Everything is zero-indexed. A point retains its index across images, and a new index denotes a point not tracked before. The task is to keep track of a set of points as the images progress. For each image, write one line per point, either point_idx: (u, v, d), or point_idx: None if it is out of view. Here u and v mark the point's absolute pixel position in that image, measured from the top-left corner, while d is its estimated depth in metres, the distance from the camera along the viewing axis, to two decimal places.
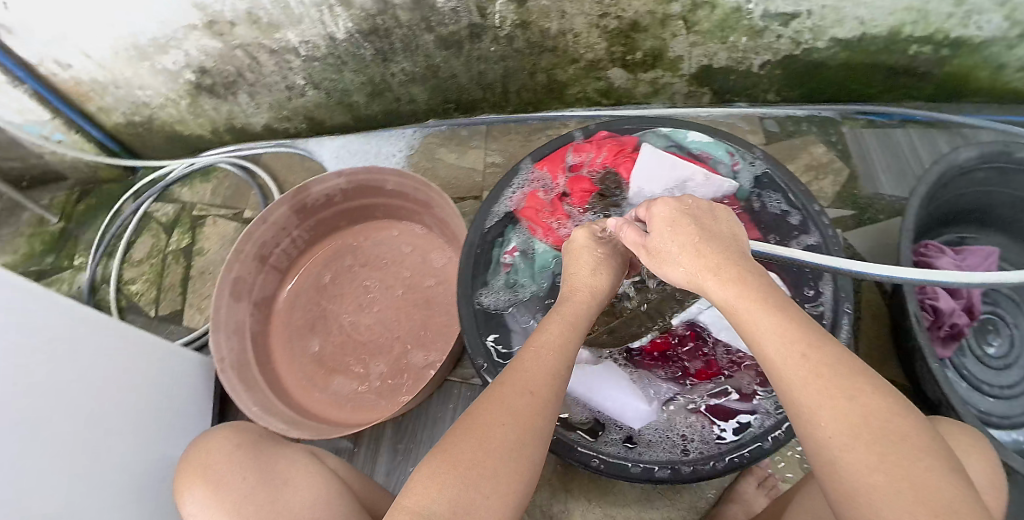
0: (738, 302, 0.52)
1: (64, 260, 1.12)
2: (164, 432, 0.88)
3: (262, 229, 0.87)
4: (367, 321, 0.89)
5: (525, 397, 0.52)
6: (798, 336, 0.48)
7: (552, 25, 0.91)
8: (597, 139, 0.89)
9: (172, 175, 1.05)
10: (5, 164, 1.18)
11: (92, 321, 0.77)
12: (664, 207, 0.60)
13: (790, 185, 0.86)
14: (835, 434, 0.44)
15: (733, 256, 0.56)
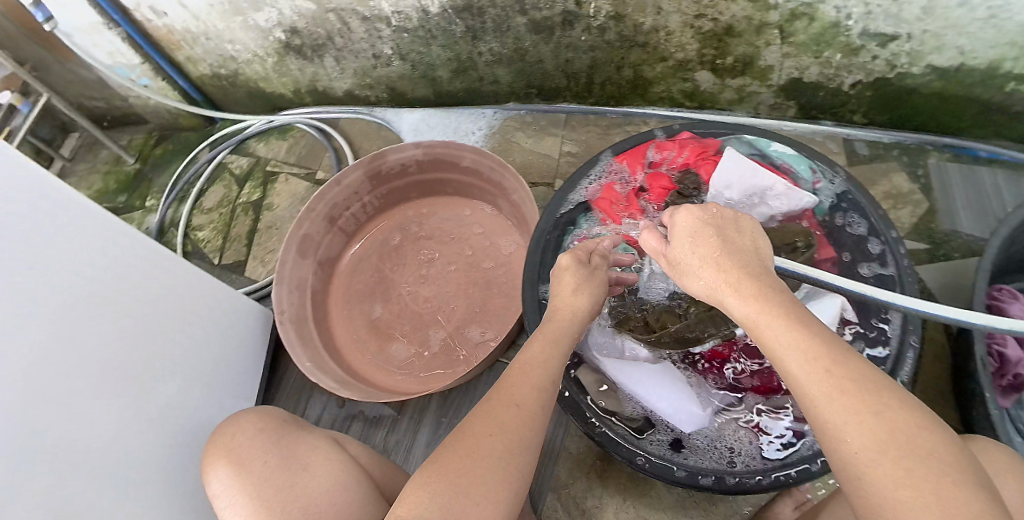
0: (760, 318, 0.51)
1: (136, 200, 1.21)
2: (220, 375, 0.91)
3: (335, 190, 0.88)
4: (425, 291, 0.89)
5: (512, 409, 0.53)
6: (821, 352, 0.47)
7: (646, 21, 0.90)
8: (680, 138, 0.88)
9: (251, 130, 1.11)
10: (91, 103, 1.31)
11: (107, 305, 0.72)
12: (686, 216, 0.59)
13: (871, 208, 0.83)
14: (862, 449, 0.43)
15: (754, 271, 0.54)
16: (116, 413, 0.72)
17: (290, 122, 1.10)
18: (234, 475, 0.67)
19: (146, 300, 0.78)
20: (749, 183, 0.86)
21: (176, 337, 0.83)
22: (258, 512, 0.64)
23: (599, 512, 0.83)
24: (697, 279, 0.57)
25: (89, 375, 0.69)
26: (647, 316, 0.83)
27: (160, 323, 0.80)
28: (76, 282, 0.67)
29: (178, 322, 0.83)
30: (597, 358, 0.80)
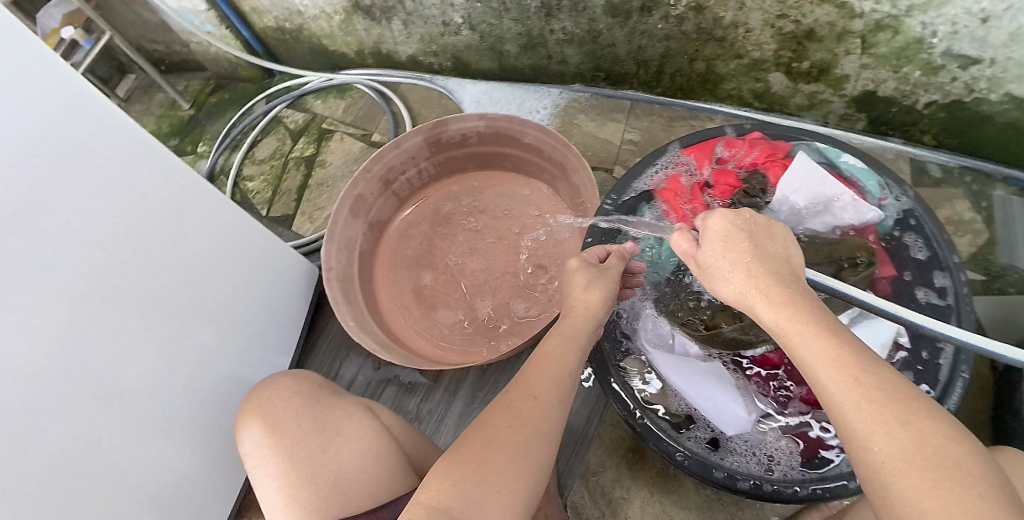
0: (789, 325, 0.52)
1: (188, 145, 1.28)
2: (259, 325, 0.92)
3: (394, 153, 0.87)
4: (474, 263, 0.88)
5: (529, 401, 0.56)
6: (851, 361, 0.47)
7: (727, 15, 0.89)
8: (750, 137, 0.87)
9: (310, 85, 1.19)
10: (152, 46, 1.34)
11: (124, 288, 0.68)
12: (719, 220, 0.60)
13: (937, 232, 0.79)
14: (890, 458, 0.43)
15: (785, 278, 0.55)
16: (141, 362, 0.71)
17: (351, 82, 1.18)
18: (267, 435, 0.69)
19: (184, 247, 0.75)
20: (817, 191, 0.84)
21: (217, 285, 0.82)
22: (288, 474, 0.66)
23: (625, 504, 0.82)
24: (725, 282, 0.59)
25: (99, 362, 0.66)
26: (702, 312, 0.82)
27: (198, 272, 0.78)
28: (105, 225, 0.64)
29: (219, 270, 0.82)
30: (644, 348, 0.79)
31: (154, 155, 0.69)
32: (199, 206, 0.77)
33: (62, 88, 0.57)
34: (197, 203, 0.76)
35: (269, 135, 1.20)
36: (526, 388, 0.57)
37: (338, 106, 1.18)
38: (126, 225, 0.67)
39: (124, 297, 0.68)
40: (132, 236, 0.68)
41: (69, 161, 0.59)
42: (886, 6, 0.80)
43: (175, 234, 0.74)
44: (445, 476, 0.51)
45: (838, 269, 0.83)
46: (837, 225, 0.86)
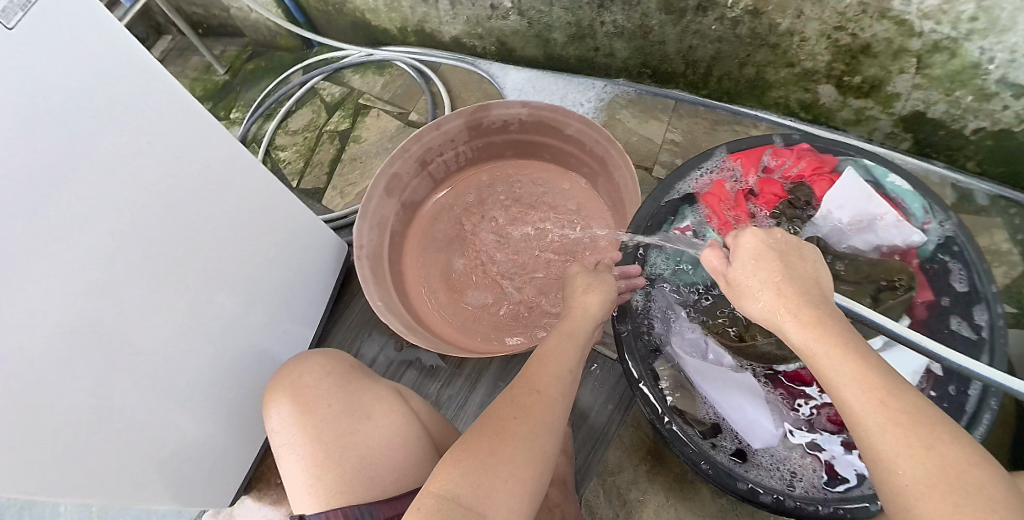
0: (819, 348, 0.50)
1: (222, 111, 1.30)
2: (280, 299, 0.92)
3: (434, 135, 0.87)
4: (506, 258, 0.91)
5: (533, 395, 0.58)
6: (879, 384, 0.47)
7: (783, 22, 0.87)
8: (798, 149, 0.85)
9: (350, 60, 1.24)
10: (191, 9, 1.34)
11: (132, 273, 0.64)
12: (751, 238, 0.57)
13: (977, 260, 0.77)
14: (914, 481, 0.44)
15: (816, 299, 0.53)
16: (162, 330, 0.70)
17: (390, 59, 1.22)
18: (295, 414, 0.68)
19: (215, 217, 0.74)
20: (862, 209, 0.82)
21: (244, 256, 0.81)
22: (315, 454, 0.65)
23: (640, 506, 0.82)
24: (755, 301, 0.56)
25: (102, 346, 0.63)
26: (739, 323, 0.78)
27: (225, 243, 0.76)
28: (136, 192, 0.62)
29: (246, 241, 0.80)
30: (677, 354, 0.78)
31: (190, 121, 0.65)
32: (233, 178, 0.74)
33: (102, 48, 0.53)
34: (231, 173, 0.74)
35: (304, 106, 1.25)
36: (531, 381, 0.59)
37: (377, 84, 1.23)
38: (156, 193, 0.64)
39: (146, 267, 0.66)
40: (160, 205, 0.65)
41: (79, 145, 0.54)
42: (946, 27, 0.78)
43: (205, 204, 0.71)
44: (455, 464, 0.53)
45: (876, 290, 0.80)
46: (879, 245, 0.84)
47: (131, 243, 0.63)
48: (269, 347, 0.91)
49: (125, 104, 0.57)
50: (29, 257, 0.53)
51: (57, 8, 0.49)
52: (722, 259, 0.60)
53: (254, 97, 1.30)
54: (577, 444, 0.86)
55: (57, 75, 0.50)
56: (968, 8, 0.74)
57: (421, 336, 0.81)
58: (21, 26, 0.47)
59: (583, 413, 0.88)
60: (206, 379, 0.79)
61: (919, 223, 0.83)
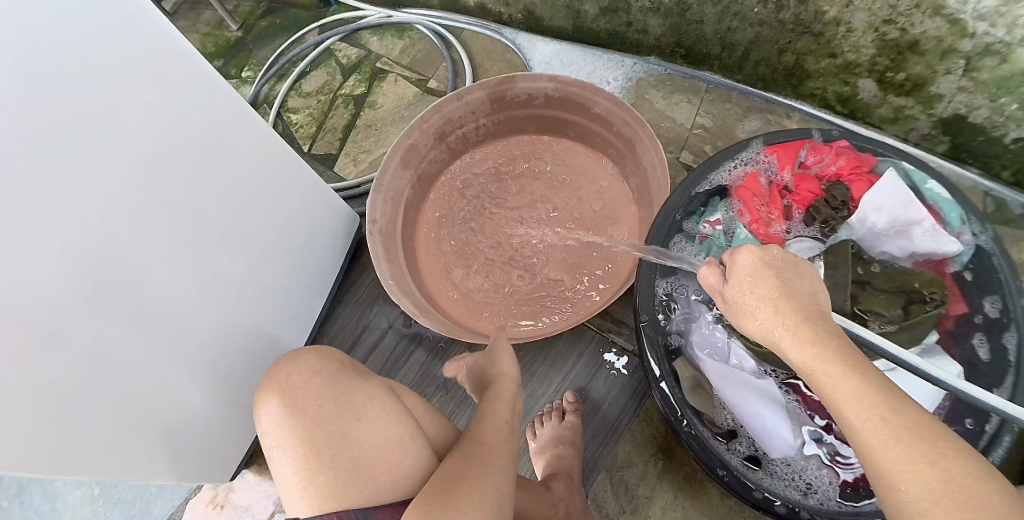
0: (816, 364, 0.46)
1: (234, 70, 1.25)
2: (293, 270, 0.89)
3: (456, 106, 0.84)
4: (522, 245, 0.88)
5: (478, 444, 0.60)
6: (880, 399, 0.43)
7: (831, 10, 0.83)
8: (837, 146, 0.81)
9: (368, 20, 1.19)
10: None
11: (126, 242, 0.60)
12: (748, 256, 0.52)
13: (1009, 275, 0.75)
14: (918, 497, 0.40)
15: (814, 317, 0.49)
16: (160, 300, 0.66)
17: (411, 23, 1.17)
18: (284, 415, 0.64)
19: (212, 176, 0.68)
20: (899, 214, 0.79)
21: (246, 221, 0.76)
22: (306, 457, 0.61)
23: (647, 503, 0.79)
24: (753, 319, 0.51)
25: (99, 316, 0.59)
26: None
27: (223, 207, 0.72)
28: (133, 150, 0.57)
29: (249, 206, 0.76)
30: (696, 355, 0.74)
31: (183, 65, 0.59)
32: (230, 131, 0.68)
33: None
34: (229, 126, 0.68)
35: (319, 68, 1.20)
36: (479, 434, 0.61)
37: (396, 48, 1.18)
38: (155, 150, 0.60)
39: (141, 230, 0.61)
40: (157, 164, 0.60)
41: (82, 105, 0.51)
42: (1000, 30, 0.74)
43: (201, 162, 0.66)
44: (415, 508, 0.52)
45: (907, 302, 0.77)
46: (914, 252, 0.80)
47: (128, 206, 0.59)
48: (271, 318, 0.88)
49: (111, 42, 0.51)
50: (23, 219, 0.49)
51: None
52: (719, 276, 0.55)
53: (267, 57, 1.26)
54: (588, 435, 0.83)
55: (62, 32, 0.47)
56: None
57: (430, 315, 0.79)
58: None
59: (595, 403, 0.85)
60: (212, 351, 0.77)
61: (952, 232, 0.79)
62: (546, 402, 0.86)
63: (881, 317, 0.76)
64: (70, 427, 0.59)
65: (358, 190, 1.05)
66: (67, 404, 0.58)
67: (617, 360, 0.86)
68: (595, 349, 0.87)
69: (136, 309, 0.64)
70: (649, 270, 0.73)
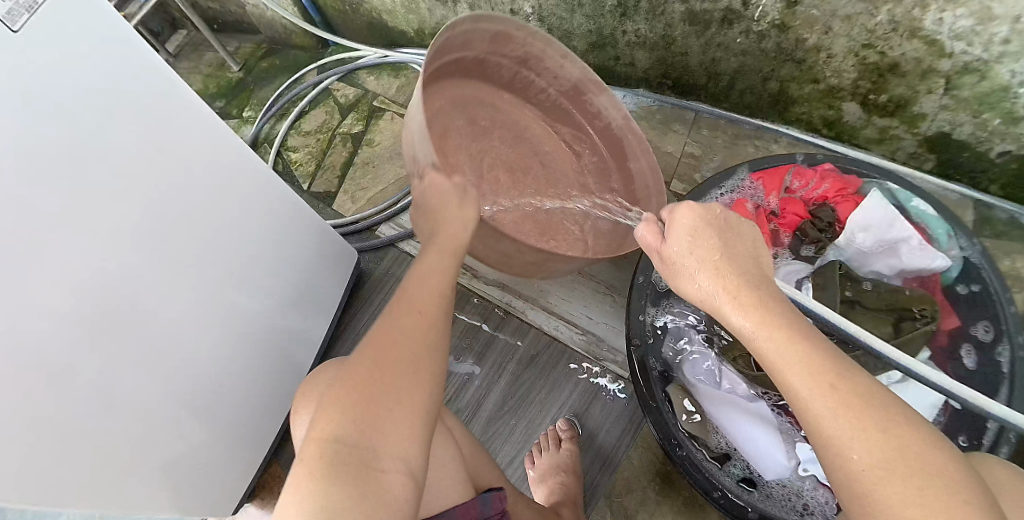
0: (759, 330, 0.48)
1: (234, 110, 1.31)
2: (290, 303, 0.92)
3: (549, 58, 0.81)
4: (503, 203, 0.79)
5: (412, 316, 0.53)
6: (825, 365, 0.45)
7: (811, 37, 0.86)
8: (822, 169, 0.85)
9: (364, 61, 1.22)
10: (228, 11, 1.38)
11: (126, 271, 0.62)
12: (687, 213, 0.55)
13: (998, 287, 0.76)
14: (869, 467, 0.41)
15: (753, 281, 0.52)
16: (164, 329, 0.69)
17: (407, 61, 1.20)
18: None
19: (208, 202, 0.72)
20: (883, 234, 0.82)
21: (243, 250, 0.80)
22: None
23: None
24: (693, 282, 0.54)
25: (95, 351, 0.60)
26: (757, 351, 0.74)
27: (212, 229, 0.74)
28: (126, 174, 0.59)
29: (243, 240, 0.80)
30: (689, 382, 0.76)
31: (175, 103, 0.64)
32: (224, 170, 0.74)
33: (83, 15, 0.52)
34: (229, 168, 0.75)
35: (317, 107, 1.25)
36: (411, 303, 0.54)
37: (393, 86, 1.23)
38: (149, 180, 0.63)
39: (144, 254, 0.64)
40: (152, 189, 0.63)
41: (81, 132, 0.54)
42: (977, 49, 0.76)
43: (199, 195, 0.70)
44: (336, 405, 0.47)
45: (898, 320, 0.78)
46: (903, 270, 0.82)
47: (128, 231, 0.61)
48: (269, 350, 0.90)
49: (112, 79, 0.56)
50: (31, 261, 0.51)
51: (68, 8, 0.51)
52: (658, 236, 0.57)
53: (268, 96, 1.31)
54: (586, 463, 0.85)
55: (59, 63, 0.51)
56: (1001, 29, 0.72)
57: (417, 132, 0.60)
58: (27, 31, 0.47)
59: (591, 432, 0.87)
60: (211, 382, 0.79)
61: (942, 248, 0.82)
62: (545, 429, 0.88)
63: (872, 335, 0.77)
64: (73, 464, 0.61)
65: (351, 225, 1.12)
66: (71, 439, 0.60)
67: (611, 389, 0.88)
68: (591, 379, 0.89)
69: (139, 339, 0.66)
70: (640, 297, 0.77)
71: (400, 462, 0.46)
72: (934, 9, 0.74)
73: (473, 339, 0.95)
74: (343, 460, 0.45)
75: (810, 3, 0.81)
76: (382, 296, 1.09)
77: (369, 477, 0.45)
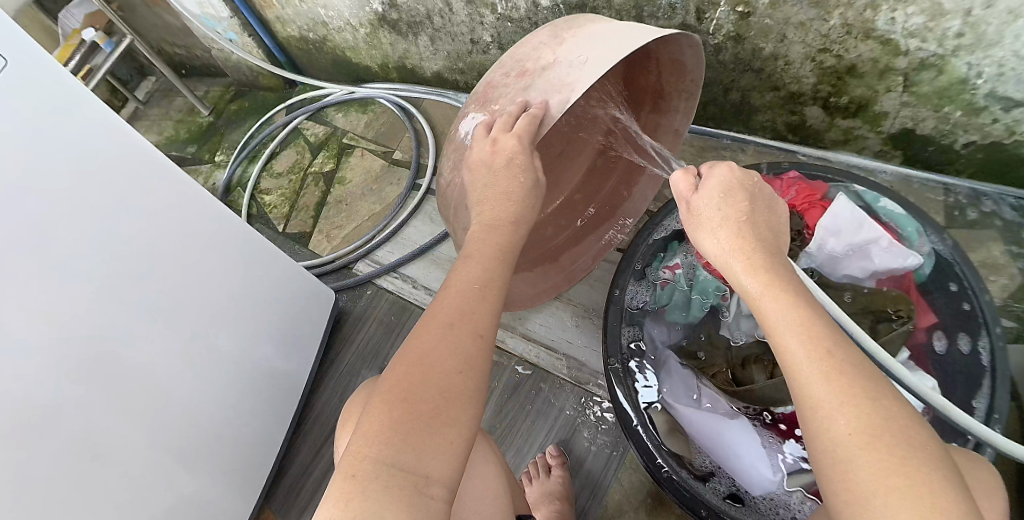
0: (764, 292, 0.49)
1: (207, 155, 1.43)
2: (261, 339, 0.93)
3: (673, 117, 0.80)
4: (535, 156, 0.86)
5: (476, 341, 0.51)
6: (821, 333, 0.46)
7: (767, 46, 0.88)
8: (787, 178, 0.88)
9: (332, 100, 1.33)
10: (197, 57, 1.52)
11: (111, 303, 0.69)
12: (726, 170, 0.57)
13: (971, 277, 0.76)
14: (854, 431, 0.41)
15: (769, 248, 0.53)
16: (142, 371, 0.73)
17: (373, 97, 1.29)
18: None
19: (196, 243, 0.80)
20: (852, 239, 0.84)
21: (231, 289, 0.86)
22: None
23: None
24: (711, 238, 0.55)
25: (79, 383, 0.66)
26: (738, 372, 0.81)
27: (189, 271, 0.79)
28: (111, 221, 0.67)
29: (217, 278, 0.84)
30: (670, 403, 0.77)
31: (144, 158, 0.72)
32: (205, 206, 0.81)
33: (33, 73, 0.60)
34: (199, 216, 0.80)
35: (288, 147, 1.35)
36: (470, 320, 0.52)
37: (361, 124, 1.32)
38: (138, 225, 0.71)
39: (132, 284, 0.71)
40: (133, 242, 0.71)
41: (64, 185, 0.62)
42: (931, 45, 0.77)
43: (189, 229, 0.78)
44: (392, 429, 0.46)
45: (874, 322, 0.81)
46: (876, 271, 0.85)
47: (110, 272, 0.68)
48: (247, 389, 0.91)
49: (89, 136, 0.65)
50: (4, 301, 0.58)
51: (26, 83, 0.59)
52: (691, 184, 0.58)
53: (237, 140, 1.43)
54: (576, 487, 0.86)
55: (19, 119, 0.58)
56: (953, 24, 0.73)
57: (587, 64, 0.58)
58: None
59: (579, 458, 0.88)
60: (184, 420, 0.80)
61: (914, 246, 0.83)
62: (533, 457, 0.91)
63: None
64: (64, 498, 0.65)
65: (327, 264, 1.17)
66: (65, 474, 0.65)
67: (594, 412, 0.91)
68: (575, 405, 0.92)
69: (117, 384, 0.70)
70: (616, 317, 0.79)
71: (447, 484, 0.46)
72: (885, 9, 0.76)
73: None
74: (398, 483, 0.44)
75: (762, 13, 0.83)
76: (361, 335, 1.10)
77: (421, 503, 0.44)
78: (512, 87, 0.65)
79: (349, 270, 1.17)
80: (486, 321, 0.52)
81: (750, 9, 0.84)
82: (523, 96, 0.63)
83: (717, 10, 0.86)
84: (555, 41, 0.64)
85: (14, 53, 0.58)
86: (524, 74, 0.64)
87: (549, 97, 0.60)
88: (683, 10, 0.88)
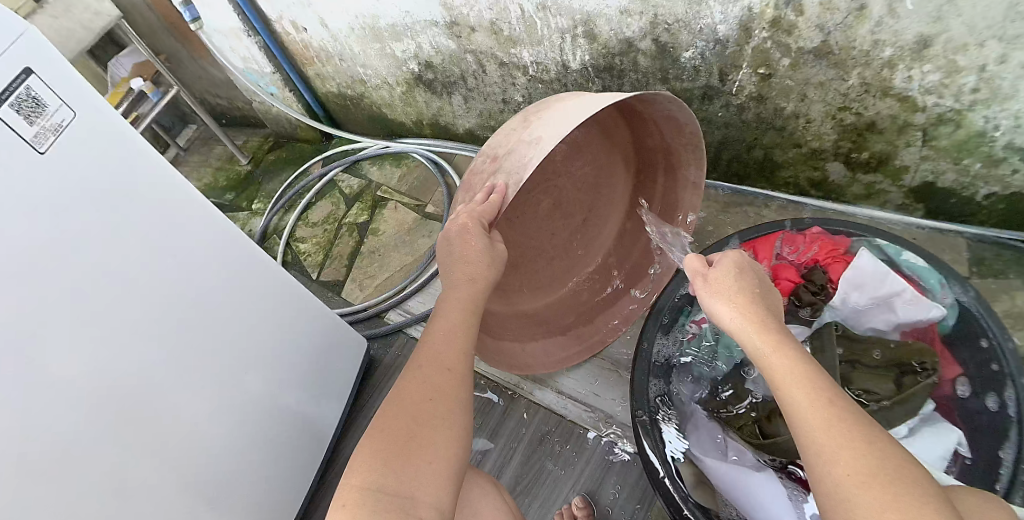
0: (771, 349, 0.53)
1: (245, 203, 1.49)
2: (293, 382, 0.96)
3: (689, 170, 0.82)
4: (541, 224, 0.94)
5: (444, 373, 0.58)
6: (824, 385, 0.49)
7: (789, 106, 0.91)
8: (810, 234, 0.91)
9: (366, 152, 1.39)
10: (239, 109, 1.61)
11: (152, 339, 0.72)
12: (736, 255, 0.62)
13: (991, 325, 0.76)
14: (853, 471, 0.44)
15: (776, 316, 0.57)
16: (178, 407, 0.76)
17: (406, 151, 1.34)
18: None
19: (236, 290, 0.84)
20: (876, 291, 0.87)
21: (264, 331, 0.89)
22: None
23: None
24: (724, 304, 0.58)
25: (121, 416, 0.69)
26: (763, 423, 0.82)
27: (226, 317, 0.82)
28: (160, 256, 0.72)
29: (250, 320, 0.87)
30: (698, 455, 0.79)
31: (188, 204, 0.76)
32: (243, 252, 0.85)
33: (95, 126, 0.64)
34: (235, 260, 0.84)
35: (323, 198, 1.41)
36: (442, 359, 0.60)
37: (395, 178, 1.38)
38: (179, 267, 0.75)
39: (172, 324, 0.74)
40: (173, 286, 0.74)
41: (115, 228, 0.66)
42: (948, 99, 0.79)
43: (229, 272, 0.83)
44: (375, 455, 0.52)
45: (899, 375, 0.82)
46: (899, 324, 0.87)
47: (155, 298, 0.71)
48: (275, 429, 0.93)
49: (141, 182, 0.69)
50: (59, 332, 0.61)
51: (82, 134, 0.63)
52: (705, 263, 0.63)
53: (274, 189, 1.49)
54: None
55: (79, 167, 0.62)
56: (968, 79, 0.76)
57: (542, 142, 0.62)
58: (51, 149, 0.59)
59: (606, 510, 0.89)
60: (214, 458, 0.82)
61: (937, 298, 0.83)
62: (559, 509, 0.91)
63: (874, 395, 0.81)
64: None
65: (359, 313, 1.20)
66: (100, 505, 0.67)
67: (620, 462, 0.92)
68: (602, 456, 0.94)
69: (155, 413, 0.73)
70: (644, 370, 0.81)
71: (433, 505, 0.50)
72: (902, 67, 0.78)
73: (486, 417, 1.03)
74: (384, 506, 0.48)
75: (783, 74, 0.87)
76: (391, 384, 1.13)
77: None
78: (486, 172, 0.69)
79: (380, 318, 1.21)
80: (455, 357, 0.60)
81: (771, 71, 0.87)
82: (490, 181, 0.67)
83: (739, 72, 0.90)
84: (523, 125, 0.68)
85: (80, 106, 0.63)
86: (496, 159, 0.68)
87: (508, 179, 0.64)
88: (706, 73, 0.92)
